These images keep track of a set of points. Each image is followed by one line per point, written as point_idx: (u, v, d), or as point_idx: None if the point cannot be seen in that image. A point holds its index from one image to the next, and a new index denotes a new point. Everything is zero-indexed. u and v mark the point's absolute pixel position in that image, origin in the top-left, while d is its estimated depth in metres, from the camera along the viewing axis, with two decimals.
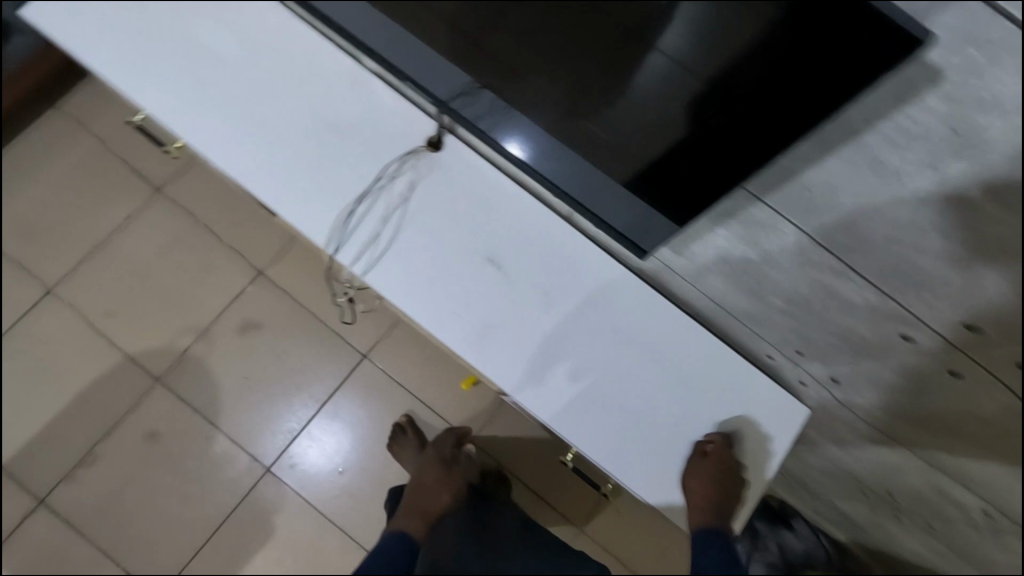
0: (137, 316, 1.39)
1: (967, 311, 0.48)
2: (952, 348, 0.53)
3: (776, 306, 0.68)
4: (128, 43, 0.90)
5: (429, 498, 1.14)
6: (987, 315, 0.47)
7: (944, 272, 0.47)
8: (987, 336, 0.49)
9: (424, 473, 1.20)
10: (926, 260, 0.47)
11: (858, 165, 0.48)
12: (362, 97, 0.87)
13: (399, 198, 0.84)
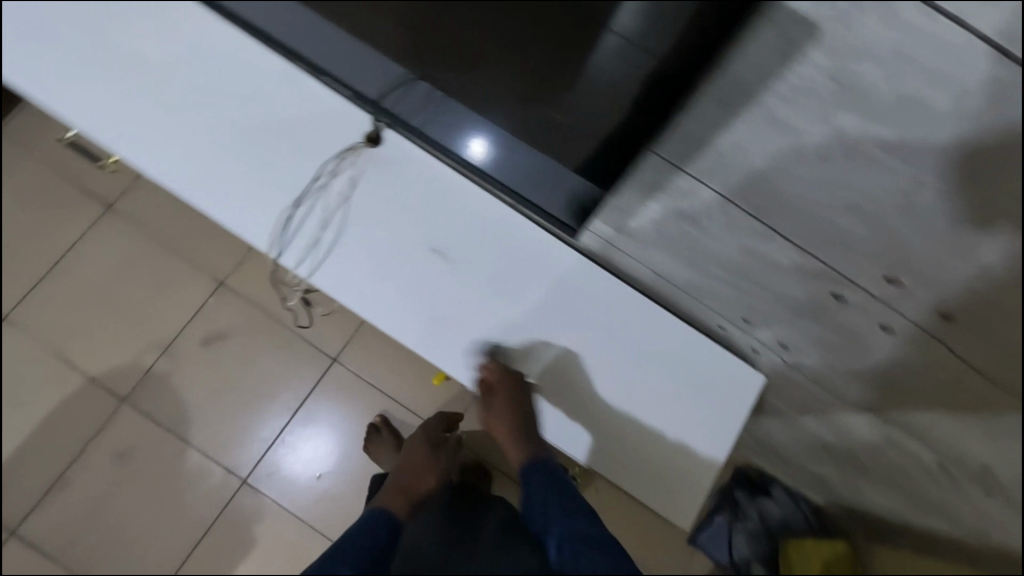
0: (101, 335, 1.37)
1: (943, 296, 0.48)
2: (925, 331, 0.53)
3: (715, 274, 0.68)
4: (36, 49, 0.85)
5: (414, 479, 1.05)
6: (959, 301, 0.47)
7: (855, 225, 0.48)
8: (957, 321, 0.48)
9: (410, 455, 1.11)
10: (835, 213, 0.48)
11: (805, 144, 0.44)
12: (293, 89, 0.85)
13: (341, 194, 0.83)
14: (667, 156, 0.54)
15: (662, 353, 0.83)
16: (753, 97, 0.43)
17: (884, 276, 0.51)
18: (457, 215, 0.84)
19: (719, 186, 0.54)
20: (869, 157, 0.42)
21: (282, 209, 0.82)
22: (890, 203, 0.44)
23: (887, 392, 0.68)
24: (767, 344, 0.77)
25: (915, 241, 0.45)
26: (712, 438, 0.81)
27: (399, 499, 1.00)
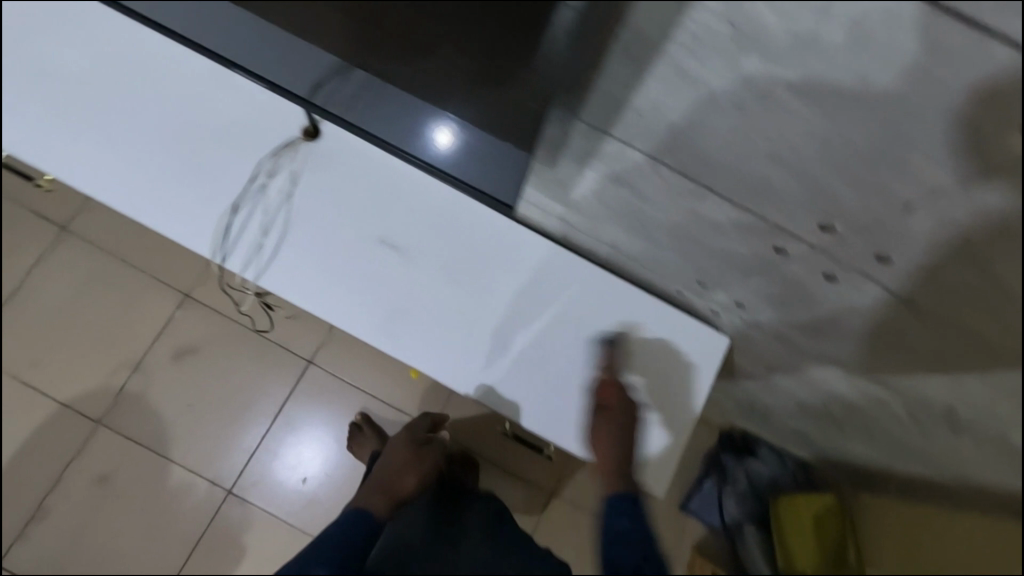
0: (68, 360, 1.34)
1: (879, 241, 0.47)
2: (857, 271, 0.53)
3: (660, 238, 0.68)
4: None
5: (394, 479, 0.98)
6: (890, 239, 0.46)
7: (782, 177, 0.47)
8: (892, 261, 0.49)
9: (391, 454, 1.05)
10: (759, 166, 0.47)
11: (735, 98, 0.42)
12: (226, 90, 0.83)
13: (281, 194, 0.82)
14: (591, 121, 0.53)
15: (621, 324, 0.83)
16: (658, 52, 0.42)
17: (817, 226, 0.50)
18: (403, 203, 0.83)
19: (647, 148, 0.52)
20: (797, 109, 0.40)
21: (221, 214, 0.81)
22: (813, 148, 0.43)
23: (842, 341, 0.68)
24: (723, 305, 0.77)
25: (840, 185, 0.45)
26: (678, 400, 0.81)
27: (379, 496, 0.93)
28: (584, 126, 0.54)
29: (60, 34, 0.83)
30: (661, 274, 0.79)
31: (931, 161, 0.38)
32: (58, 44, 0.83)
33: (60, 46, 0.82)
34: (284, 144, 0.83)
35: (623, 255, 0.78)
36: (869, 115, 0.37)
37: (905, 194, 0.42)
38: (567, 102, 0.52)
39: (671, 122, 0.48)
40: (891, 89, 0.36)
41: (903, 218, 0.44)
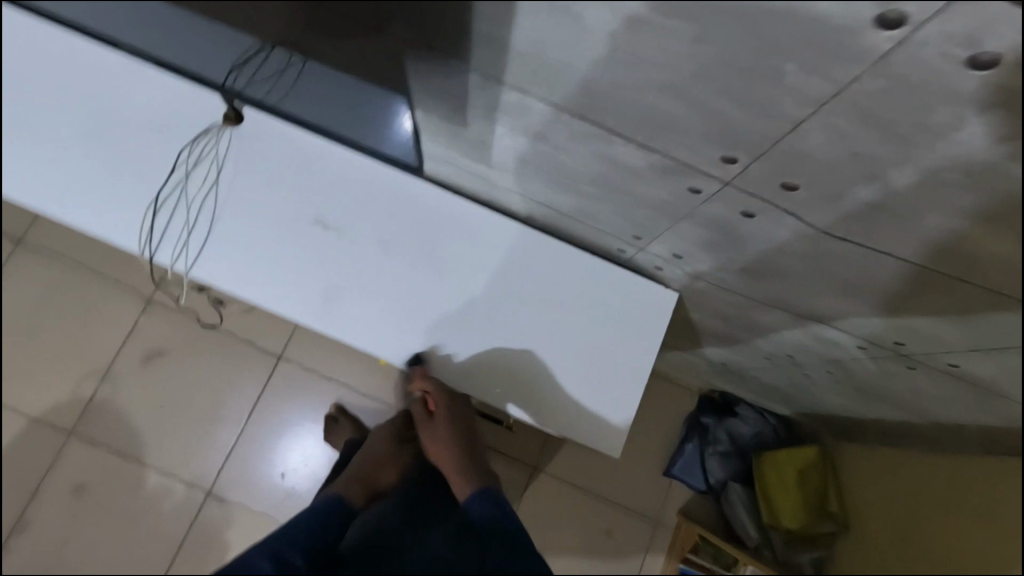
0: (34, 373, 1.33)
1: (773, 164, 0.46)
2: (768, 202, 0.52)
3: (583, 191, 0.67)
4: None
5: (373, 471, 0.97)
6: (786, 162, 0.46)
7: (674, 107, 0.45)
8: (795, 185, 0.47)
9: (372, 445, 1.03)
10: (649, 98, 0.46)
11: (598, 21, 0.40)
12: (133, 81, 0.81)
13: (206, 182, 0.80)
14: (484, 71, 0.51)
15: (577, 287, 0.82)
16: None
17: (722, 160, 0.49)
18: (336, 183, 0.82)
19: (544, 93, 0.51)
20: (662, 28, 0.39)
21: (145, 207, 0.79)
22: (692, 70, 0.41)
23: (777, 281, 0.66)
24: (666, 259, 0.76)
25: (729, 110, 0.43)
26: (646, 358, 0.80)
27: (355, 487, 0.92)
28: (481, 76, 0.53)
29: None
30: (596, 231, 0.78)
31: (803, 70, 0.37)
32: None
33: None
34: (205, 131, 0.81)
35: (557, 215, 0.77)
36: (726, 15, 0.36)
37: (789, 110, 0.41)
38: (456, 50, 0.50)
39: (557, 61, 0.46)
40: None
41: (795, 138, 0.43)
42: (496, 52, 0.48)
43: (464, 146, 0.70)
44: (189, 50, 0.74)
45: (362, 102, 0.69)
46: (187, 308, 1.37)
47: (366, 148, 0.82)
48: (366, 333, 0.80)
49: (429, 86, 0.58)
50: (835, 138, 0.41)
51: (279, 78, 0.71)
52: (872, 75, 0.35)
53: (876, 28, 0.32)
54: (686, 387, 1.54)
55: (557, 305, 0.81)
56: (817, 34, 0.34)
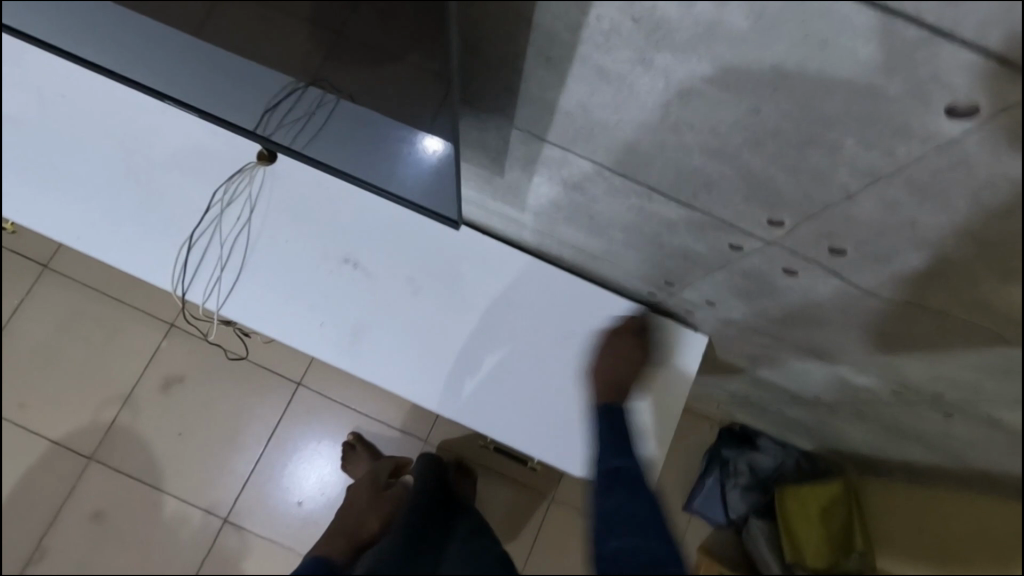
0: (53, 401, 1.33)
1: (823, 226, 0.46)
2: (812, 261, 0.52)
3: (616, 238, 0.67)
4: None
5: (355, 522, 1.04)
6: (837, 227, 0.46)
7: (722, 169, 0.45)
8: (845, 248, 0.47)
9: (356, 500, 1.13)
10: (700, 161, 0.46)
11: (650, 90, 0.41)
12: (170, 125, 0.83)
13: (238, 222, 0.81)
14: (528, 128, 0.52)
15: (596, 334, 0.81)
16: (571, 50, 0.40)
17: (768, 220, 0.49)
18: (366, 223, 0.83)
19: (587, 152, 0.51)
20: (717, 100, 0.39)
21: (177, 246, 0.80)
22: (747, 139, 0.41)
23: (813, 332, 0.65)
24: (696, 304, 0.75)
25: (778, 175, 0.44)
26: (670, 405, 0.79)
27: (338, 540, 0.96)
28: (522, 132, 0.53)
29: (4, 77, 0.83)
30: (625, 273, 0.77)
31: (862, 146, 0.38)
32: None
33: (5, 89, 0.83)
34: (239, 170, 0.82)
35: (586, 257, 0.77)
36: (782, 91, 0.36)
37: (844, 178, 0.41)
38: (502, 108, 0.50)
39: (602, 125, 0.47)
40: (806, 73, 0.34)
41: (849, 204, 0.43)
42: (540, 112, 0.49)
43: (498, 192, 0.70)
44: (219, 94, 0.74)
45: (387, 148, 0.70)
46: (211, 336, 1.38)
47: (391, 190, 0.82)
48: (389, 370, 0.79)
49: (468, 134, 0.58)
50: (888, 208, 0.41)
51: (307, 123, 0.72)
52: (932, 153, 0.35)
53: (946, 115, 0.33)
54: (705, 417, 1.52)
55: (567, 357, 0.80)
56: (879, 111, 0.35)
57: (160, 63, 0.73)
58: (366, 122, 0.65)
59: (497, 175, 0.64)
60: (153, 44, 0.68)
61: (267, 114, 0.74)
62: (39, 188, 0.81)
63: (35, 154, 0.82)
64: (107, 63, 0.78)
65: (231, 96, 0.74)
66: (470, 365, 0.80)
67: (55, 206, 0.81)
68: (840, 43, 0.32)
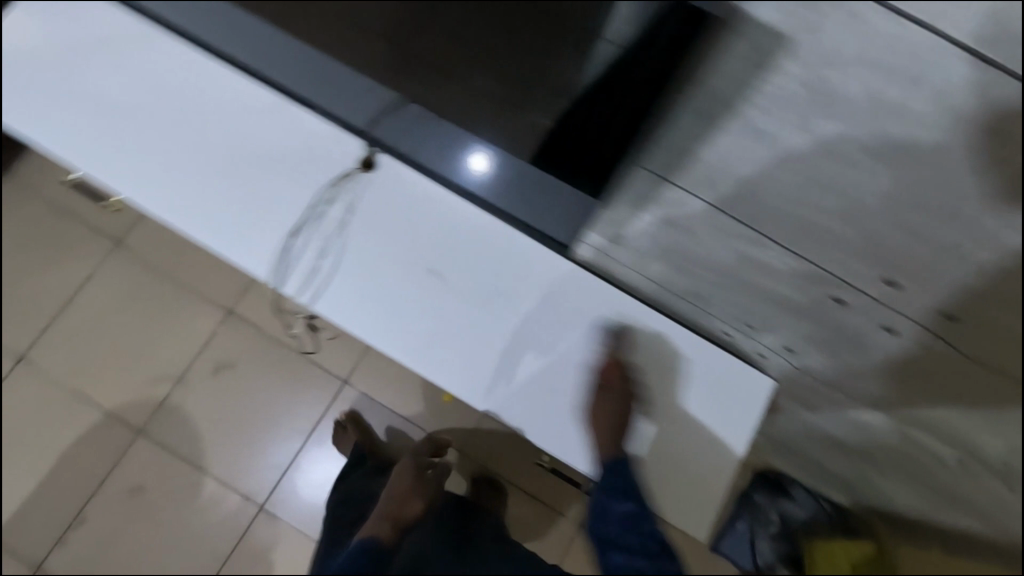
0: (110, 371, 1.37)
1: (943, 295, 0.45)
2: (920, 326, 0.51)
3: (708, 278, 0.69)
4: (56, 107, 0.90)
5: (399, 505, 0.97)
6: (959, 299, 0.44)
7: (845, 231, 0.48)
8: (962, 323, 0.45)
9: (397, 483, 1.03)
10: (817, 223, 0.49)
11: (797, 151, 0.44)
12: (281, 122, 0.88)
13: (336, 224, 0.85)
14: (659, 166, 0.56)
15: (661, 373, 0.82)
16: (731, 110, 0.45)
17: (882, 284, 0.50)
18: (454, 235, 0.84)
19: (708, 194, 0.54)
20: (864, 163, 0.41)
21: (277, 240, 0.85)
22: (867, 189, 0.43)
23: (896, 392, 0.65)
24: (780, 348, 0.75)
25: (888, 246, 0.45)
26: (715, 460, 0.79)
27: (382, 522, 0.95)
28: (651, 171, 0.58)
29: (135, 67, 0.89)
30: (705, 312, 0.79)
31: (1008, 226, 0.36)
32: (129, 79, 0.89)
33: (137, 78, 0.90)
34: (342, 174, 0.87)
35: (668, 292, 0.79)
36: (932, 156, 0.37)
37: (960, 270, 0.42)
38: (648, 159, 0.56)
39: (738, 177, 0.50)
40: (963, 140, 0.35)
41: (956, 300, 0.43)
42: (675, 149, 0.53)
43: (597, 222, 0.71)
44: (350, 99, 0.79)
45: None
46: (267, 326, 1.41)
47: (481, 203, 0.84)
48: (431, 364, 0.84)
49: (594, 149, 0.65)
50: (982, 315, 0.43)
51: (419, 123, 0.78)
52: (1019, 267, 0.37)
53: None
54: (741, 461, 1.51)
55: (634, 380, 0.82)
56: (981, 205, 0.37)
57: (305, 55, 0.81)
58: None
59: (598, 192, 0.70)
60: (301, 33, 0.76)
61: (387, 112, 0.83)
62: (161, 172, 0.88)
63: (161, 141, 0.89)
64: (249, 56, 0.87)
65: (360, 93, 0.81)
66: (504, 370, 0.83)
67: (168, 191, 0.87)
68: (941, 90, 0.35)
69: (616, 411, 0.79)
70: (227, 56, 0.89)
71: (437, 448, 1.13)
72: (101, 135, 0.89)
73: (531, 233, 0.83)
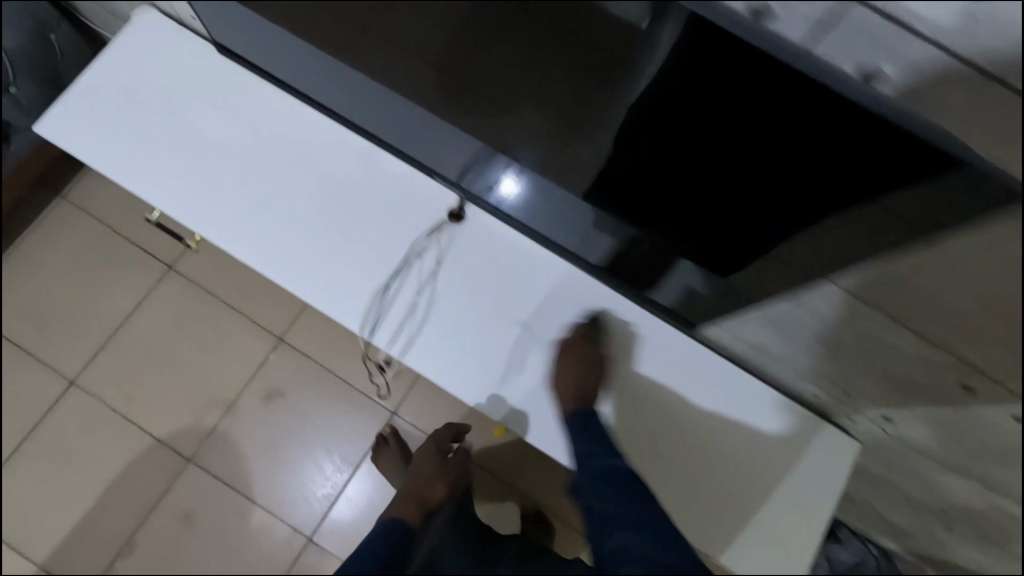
0: (160, 397, 1.37)
1: None
2: None
3: (814, 348, 0.73)
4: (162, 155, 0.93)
5: (424, 488, 1.10)
6: None
7: (821, 254, 0.55)
8: None
9: (421, 466, 1.15)
10: (806, 250, 0.56)
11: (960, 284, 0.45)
12: (375, 174, 0.94)
13: (429, 274, 0.90)
14: (806, 264, 0.58)
15: (704, 411, 0.90)
16: (907, 234, 0.46)
17: (958, 354, 0.54)
18: (498, 258, 0.92)
19: (845, 286, 0.57)
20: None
21: (376, 286, 0.89)
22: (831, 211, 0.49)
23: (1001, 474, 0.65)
24: (793, 375, 0.82)
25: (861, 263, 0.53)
26: (790, 515, 0.86)
27: (409, 504, 1.03)
28: (781, 262, 0.60)
29: (241, 119, 0.94)
30: (797, 374, 0.83)
31: None
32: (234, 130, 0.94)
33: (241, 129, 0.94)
34: (434, 226, 0.93)
35: (761, 353, 0.84)
36: None
37: (914, 275, 0.50)
38: (738, 188, 0.53)
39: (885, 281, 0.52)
40: None
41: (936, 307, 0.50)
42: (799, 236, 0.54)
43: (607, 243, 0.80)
44: (378, 125, 0.87)
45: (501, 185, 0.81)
46: (319, 355, 1.42)
47: (572, 258, 0.91)
48: (447, 367, 0.89)
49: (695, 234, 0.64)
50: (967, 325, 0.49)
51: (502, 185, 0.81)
52: (975, 251, 0.42)
53: None
54: None
55: (710, 430, 0.89)
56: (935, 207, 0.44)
57: (391, 118, 0.83)
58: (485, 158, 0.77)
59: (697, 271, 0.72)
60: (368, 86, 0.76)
61: (467, 175, 0.85)
62: (260, 221, 0.92)
63: (260, 191, 0.93)
64: (337, 107, 0.91)
65: (444, 155, 0.84)
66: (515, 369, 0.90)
67: (257, 238, 0.91)
68: (915, 57, 0.43)
69: (578, 373, 0.86)
70: (320, 104, 0.93)
71: (456, 435, 1.28)
72: (187, 176, 0.92)
73: (616, 287, 0.91)
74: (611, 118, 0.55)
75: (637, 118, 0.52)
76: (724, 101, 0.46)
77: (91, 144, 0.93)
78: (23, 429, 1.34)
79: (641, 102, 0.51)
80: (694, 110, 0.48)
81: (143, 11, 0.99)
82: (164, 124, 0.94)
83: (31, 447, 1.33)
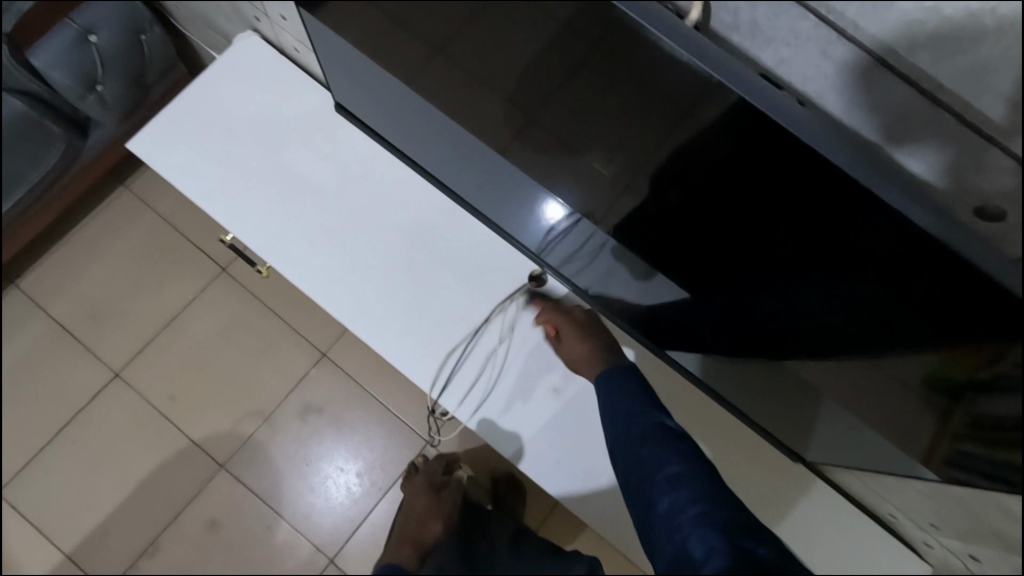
0: (204, 398, 1.37)
1: None
2: None
3: (914, 484, 0.72)
4: (247, 183, 0.98)
5: (419, 530, 1.15)
6: None
7: (855, 344, 0.53)
8: None
9: (414, 503, 1.19)
10: (864, 347, 0.52)
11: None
12: (460, 232, 0.97)
13: (500, 338, 0.93)
14: (879, 374, 0.54)
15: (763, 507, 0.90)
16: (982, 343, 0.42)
17: None
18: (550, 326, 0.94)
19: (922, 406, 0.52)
20: None
21: (452, 346, 0.93)
22: (853, 291, 0.47)
23: None
24: (842, 469, 0.84)
25: (878, 341, 0.50)
26: None
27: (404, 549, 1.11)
28: (846, 361, 0.57)
29: (337, 163, 1.00)
30: (880, 496, 0.83)
31: None
32: (326, 169, 0.99)
33: (331, 170, 0.99)
34: (514, 290, 0.96)
35: (844, 469, 0.83)
36: None
37: (945, 350, 0.45)
38: (793, 272, 0.51)
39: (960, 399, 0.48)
40: None
41: (974, 379, 0.45)
42: (860, 332, 0.51)
43: (642, 296, 0.79)
44: (426, 147, 0.89)
45: (534, 212, 0.83)
46: (361, 376, 1.40)
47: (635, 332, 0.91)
48: (474, 390, 0.92)
49: (745, 305, 0.61)
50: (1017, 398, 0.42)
51: (574, 252, 0.83)
52: None
53: None
54: None
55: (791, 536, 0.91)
56: (946, 286, 0.40)
57: (479, 183, 0.88)
58: (519, 183, 0.78)
59: (762, 363, 0.70)
60: (433, 118, 0.78)
61: (548, 251, 0.90)
62: (340, 266, 0.95)
63: (342, 235, 0.96)
64: (436, 172, 0.96)
65: (529, 227, 0.88)
66: (551, 412, 0.92)
67: (341, 284, 0.95)
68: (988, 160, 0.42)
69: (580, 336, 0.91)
70: (423, 168, 0.98)
71: (448, 467, 1.27)
72: (276, 214, 0.97)
73: (676, 367, 0.91)
74: (676, 184, 0.53)
75: (702, 181, 0.50)
76: (762, 168, 0.44)
77: (181, 165, 0.98)
78: (63, 416, 1.35)
79: (687, 162, 0.49)
80: (711, 163, 0.47)
81: (247, 35, 1.04)
82: (253, 154, 0.99)
83: (71, 434, 1.34)
